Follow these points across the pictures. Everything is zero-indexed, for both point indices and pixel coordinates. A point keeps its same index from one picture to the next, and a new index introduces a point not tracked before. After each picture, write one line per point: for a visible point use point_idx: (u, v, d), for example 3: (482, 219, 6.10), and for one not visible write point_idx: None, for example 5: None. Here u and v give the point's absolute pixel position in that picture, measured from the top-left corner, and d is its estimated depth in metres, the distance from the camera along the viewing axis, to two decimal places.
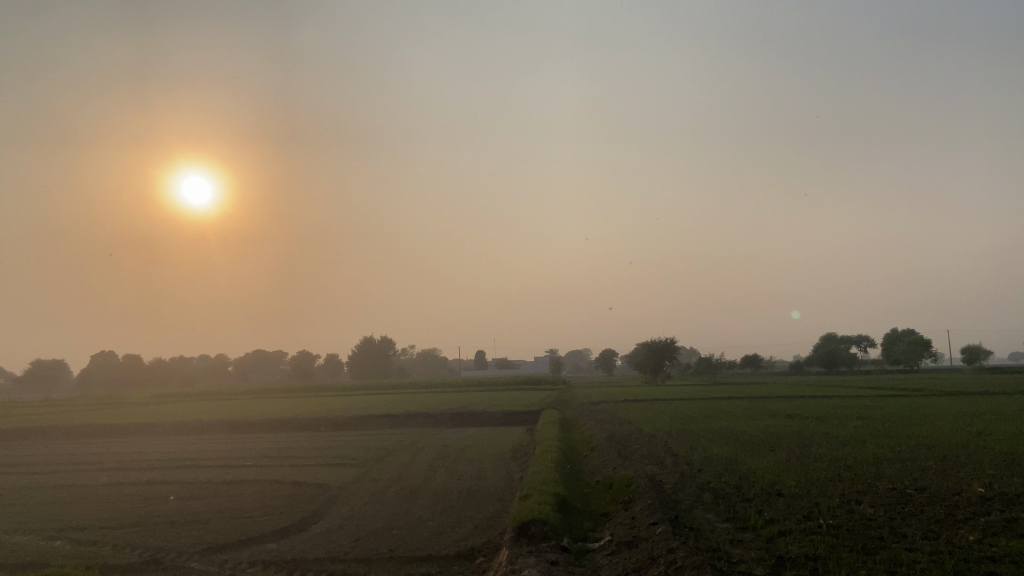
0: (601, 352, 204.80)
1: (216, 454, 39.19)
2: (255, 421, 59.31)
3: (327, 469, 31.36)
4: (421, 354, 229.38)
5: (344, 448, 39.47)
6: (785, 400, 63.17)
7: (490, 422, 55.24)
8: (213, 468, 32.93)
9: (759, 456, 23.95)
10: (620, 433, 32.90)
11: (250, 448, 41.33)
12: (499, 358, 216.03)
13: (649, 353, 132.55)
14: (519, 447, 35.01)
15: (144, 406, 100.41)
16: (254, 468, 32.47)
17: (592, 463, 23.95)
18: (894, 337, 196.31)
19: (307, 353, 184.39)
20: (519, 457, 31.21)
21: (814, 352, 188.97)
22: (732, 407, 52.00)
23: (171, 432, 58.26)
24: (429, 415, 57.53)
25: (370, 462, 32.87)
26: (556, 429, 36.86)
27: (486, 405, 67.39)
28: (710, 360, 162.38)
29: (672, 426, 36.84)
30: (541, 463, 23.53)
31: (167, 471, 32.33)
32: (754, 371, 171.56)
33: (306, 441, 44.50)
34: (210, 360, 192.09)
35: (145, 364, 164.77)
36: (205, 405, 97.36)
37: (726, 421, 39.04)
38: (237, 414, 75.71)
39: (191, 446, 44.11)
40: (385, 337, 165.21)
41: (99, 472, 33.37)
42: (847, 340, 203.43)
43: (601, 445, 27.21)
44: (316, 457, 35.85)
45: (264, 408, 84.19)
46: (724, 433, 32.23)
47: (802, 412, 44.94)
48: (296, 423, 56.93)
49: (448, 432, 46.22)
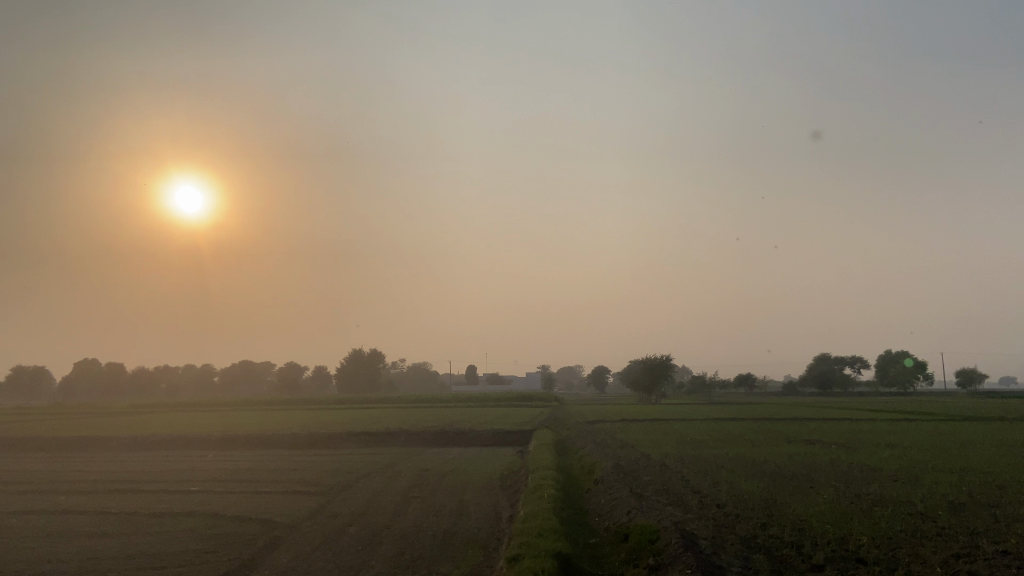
0: (593, 369, 200.07)
1: (166, 476, 34.49)
2: (222, 436, 54.41)
3: (284, 498, 26.94)
4: (412, 367, 225.32)
5: (311, 471, 34.89)
6: (795, 422, 58.70)
7: (477, 442, 50.86)
8: (151, 494, 28.45)
9: (805, 496, 19.59)
10: (626, 460, 28.58)
11: (207, 469, 36.73)
12: (490, 373, 211.14)
13: (644, 371, 127.96)
14: (508, 474, 30.63)
15: (115, 416, 94.97)
16: (198, 496, 27.97)
17: (598, 504, 19.50)
18: (889, 359, 192.35)
19: (295, 365, 179.27)
20: (508, 488, 26.76)
21: (808, 373, 185.00)
22: (741, 430, 47.72)
23: (131, 447, 53.30)
24: (411, 433, 52.84)
25: (334, 491, 28.38)
26: (551, 453, 32.42)
27: (474, 422, 62.81)
28: (703, 380, 158.12)
29: (683, 452, 32.49)
30: (535, 503, 19.02)
31: (96, 498, 27.76)
32: (749, 391, 167.09)
33: (269, 461, 39.86)
34: (195, 370, 186.47)
35: (127, 372, 159.20)
36: (178, 417, 92.15)
37: (741, 447, 34.81)
38: (208, 427, 70.81)
39: (142, 465, 39.32)
40: (374, 349, 160.17)
41: (18, 496, 28.77)
42: (841, 361, 200.11)
43: (607, 478, 22.73)
44: (275, 482, 31.34)
45: (242, 421, 79.13)
46: (747, 462, 27.81)
47: (819, 438, 40.77)
48: (267, 440, 52.12)
49: (430, 454, 41.73)
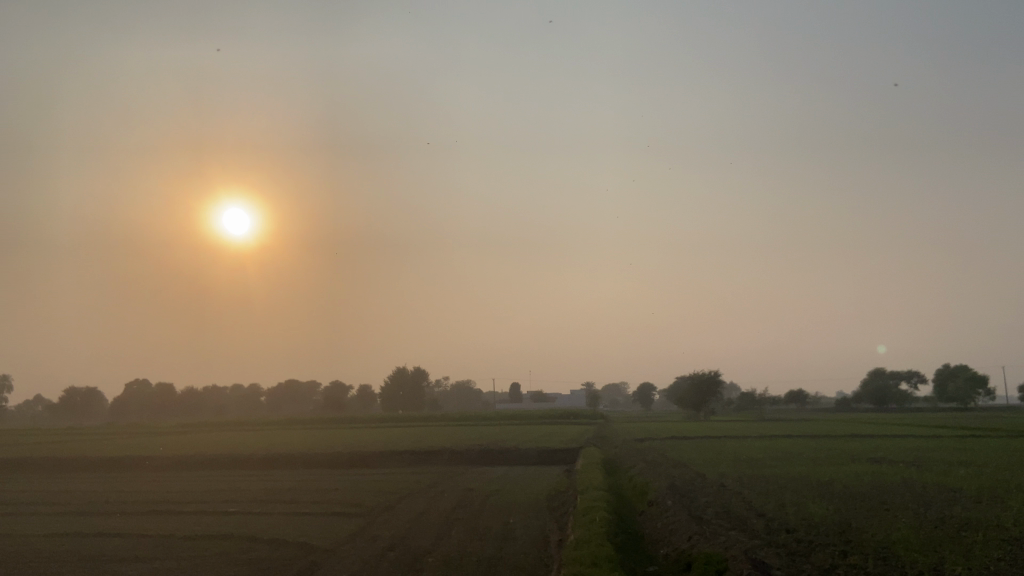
0: (638, 386, 197.01)
1: (207, 496, 34.01)
2: (264, 456, 53.93)
3: (325, 520, 26.05)
4: (456, 386, 224.72)
5: (352, 491, 34.04)
6: (852, 439, 56.11)
7: (522, 460, 49.56)
8: (189, 516, 27.78)
9: (883, 520, 17.91)
10: (681, 480, 27.03)
11: (248, 489, 36.11)
12: (534, 391, 209.22)
13: (692, 388, 125.02)
14: (556, 496, 29.36)
15: (163, 436, 95.71)
16: (236, 518, 27.26)
17: (655, 529, 18.10)
18: (947, 374, 185.55)
19: (340, 384, 180.00)
20: (556, 511, 25.48)
21: (862, 388, 179.43)
22: (797, 447, 45.61)
23: (176, 466, 53.16)
24: (454, 451, 51.75)
25: (376, 512, 27.41)
26: (600, 473, 30.88)
27: (517, 440, 61.57)
28: (753, 396, 154.20)
29: (739, 471, 30.75)
30: (585, 527, 17.70)
31: (133, 519, 27.19)
32: (801, 407, 162.43)
33: (310, 481, 39.09)
34: (243, 390, 188.44)
35: (177, 393, 161.50)
36: (224, 436, 92.49)
37: (802, 465, 32.85)
38: (252, 446, 70.61)
39: (184, 484, 38.98)
40: (418, 367, 159.89)
41: (55, 517, 28.39)
42: (896, 376, 193.90)
43: (662, 500, 21.30)
44: (316, 503, 30.53)
45: (287, 440, 79.00)
46: (810, 483, 26.07)
47: (884, 456, 38.48)
48: (309, 459, 51.47)
49: (473, 473, 40.54)
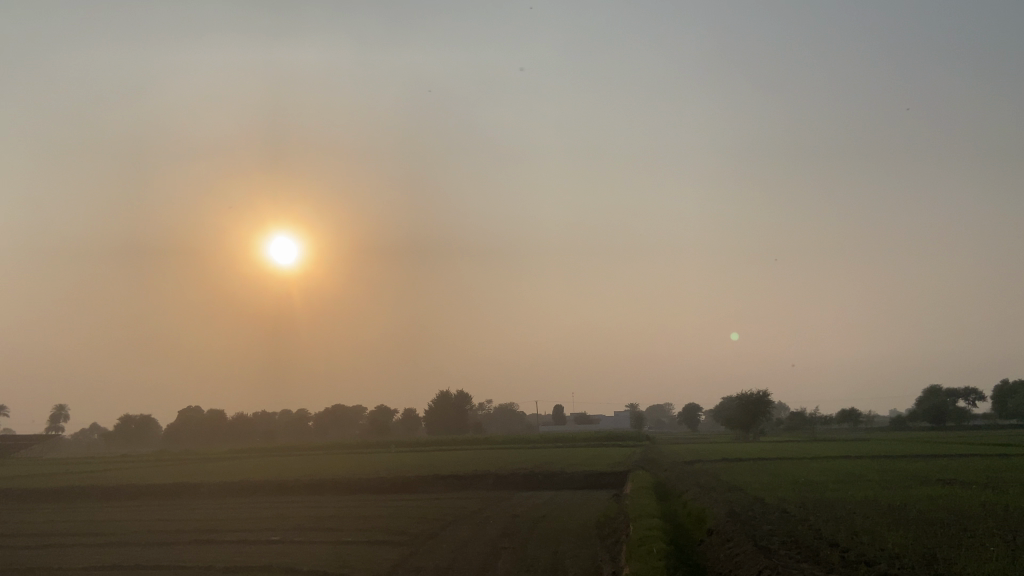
0: (685, 407, 193.32)
1: (251, 524, 33.40)
2: (307, 481, 53.33)
3: (366, 549, 25.15)
4: (500, 408, 223.44)
5: (395, 518, 33.12)
6: (915, 460, 53.45)
7: (569, 484, 48.18)
8: (230, 545, 27.19)
9: (970, 550, 16.30)
10: (740, 506, 25.52)
11: (291, 517, 35.48)
12: (578, 413, 206.83)
13: (741, 408, 121.81)
14: (608, 522, 28.02)
15: (210, 463, 96.12)
16: (277, 547, 26.54)
17: (718, 562, 16.70)
18: (1007, 390, 178.42)
19: (385, 409, 179.99)
20: (609, 539, 24.20)
21: (917, 407, 173.53)
22: (858, 468, 43.41)
23: (221, 494, 52.90)
24: (499, 475, 50.53)
25: (419, 541, 26.40)
26: (653, 498, 29.43)
27: (563, 463, 60.06)
28: (804, 416, 150.05)
29: (801, 495, 29.05)
30: (642, 560, 16.45)
31: (174, 550, 26.65)
32: (854, 426, 157.50)
33: (352, 507, 38.30)
34: (289, 416, 189.63)
35: (225, 419, 163.06)
36: (270, 461, 92.52)
37: (867, 488, 30.96)
38: (296, 471, 70.24)
39: (228, 512, 38.47)
40: (461, 391, 159.06)
41: (98, 548, 28.00)
42: (953, 393, 187.34)
43: (723, 527, 19.94)
44: (358, 532, 29.63)
45: (331, 465, 78.60)
46: (882, 508, 24.32)
47: (953, 476, 36.30)
48: (351, 485, 50.74)
49: (518, 498, 39.30)
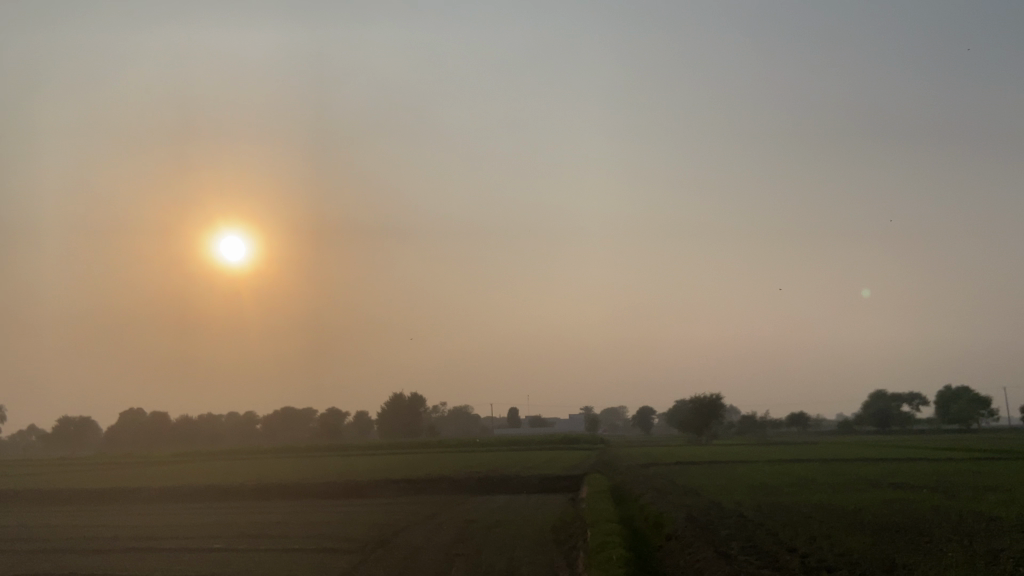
0: (638, 410, 194.68)
1: (193, 531, 32.04)
2: (254, 486, 51.85)
3: (314, 557, 24.19)
4: (454, 411, 222.25)
5: (345, 525, 32.12)
6: (863, 463, 54.27)
7: (523, 488, 47.70)
8: (170, 553, 26.04)
9: (929, 555, 16.20)
10: (697, 510, 25.34)
11: (237, 523, 34.30)
12: (533, 416, 206.84)
13: (694, 411, 122.95)
14: (564, 527, 27.61)
15: (153, 466, 93.27)
16: (220, 556, 25.43)
17: (677, 568, 16.36)
18: (948, 396, 183.65)
19: (337, 412, 177.46)
20: (565, 545, 23.75)
21: (863, 411, 177.53)
22: (810, 472, 43.81)
23: (164, 498, 51.14)
24: (453, 479, 49.81)
25: (369, 548, 25.50)
26: (610, 502, 29.15)
27: (518, 467, 59.53)
28: (754, 420, 152.24)
29: (756, 499, 29.01)
30: (602, 566, 16.01)
31: (110, 558, 25.42)
32: (803, 430, 160.30)
33: (301, 513, 37.23)
34: (239, 418, 185.69)
35: (171, 422, 158.85)
36: (217, 465, 90.13)
37: (820, 492, 31.12)
38: (244, 476, 68.41)
39: (171, 519, 36.95)
40: (416, 394, 157.61)
41: (28, 556, 26.58)
42: (897, 398, 192.22)
43: (681, 532, 19.66)
44: (306, 539, 28.59)
45: (280, 469, 76.88)
46: (836, 512, 24.37)
47: (902, 480, 36.75)
48: (301, 490, 49.50)
49: (472, 502, 38.68)
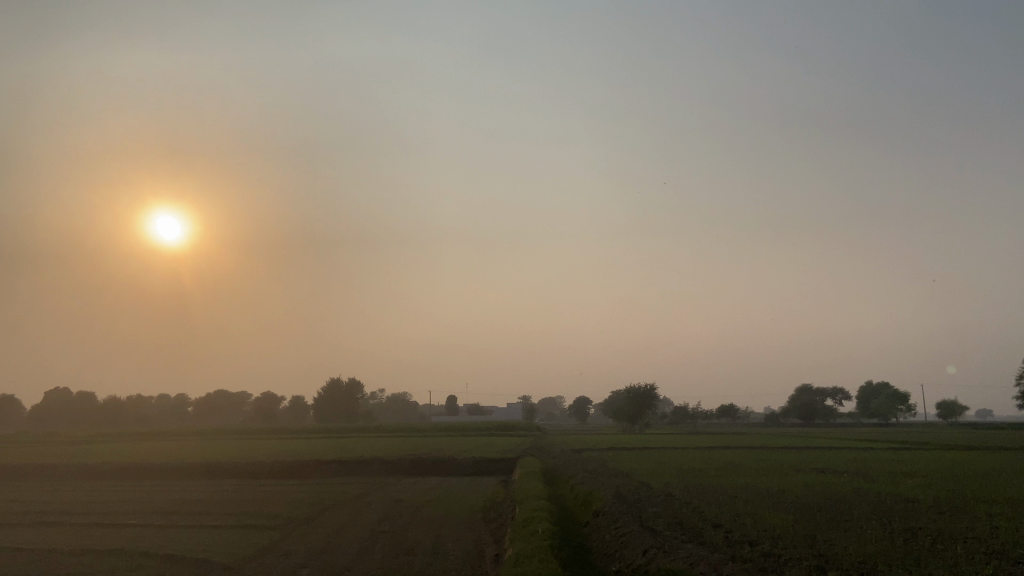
0: (575, 400, 196.32)
1: (108, 507, 30.74)
2: (178, 465, 50.16)
3: (233, 533, 23.40)
4: (391, 397, 220.52)
5: (270, 502, 31.26)
6: (789, 451, 55.52)
7: (456, 471, 47.30)
8: (80, 528, 24.87)
9: (850, 531, 16.38)
10: (626, 489, 25.36)
11: (156, 500, 33.05)
12: (470, 404, 206.57)
13: (628, 401, 124.40)
14: (492, 507, 27.33)
15: (75, 445, 89.78)
16: (133, 531, 24.37)
17: (603, 542, 16.18)
18: (870, 391, 190.18)
19: (271, 396, 174.06)
20: (493, 523, 23.49)
21: (790, 404, 182.55)
22: (737, 458, 44.51)
23: (82, 476, 49.09)
24: (384, 461, 49.07)
25: (292, 525, 24.80)
26: (540, 482, 29.00)
27: (451, 450, 59.11)
28: (686, 411, 155.06)
29: (684, 481, 29.23)
30: (527, 540, 15.68)
31: (14, 533, 24.08)
32: (732, 421, 164.01)
33: (225, 492, 36.10)
34: (168, 401, 180.48)
35: (96, 402, 153.42)
36: (142, 445, 87.25)
37: (747, 476, 31.50)
38: (169, 455, 66.31)
39: (85, 495, 35.40)
40: (353, 379, 155.58)
41: None
42: (822, 392, 198.35)
43: (608, 510, 19.51)
44: (227, 516, 27.68)
45: (208, 450, 74.85)
46: (761, 492, 24.70)
47: (825, 467, 37.62)
48: (227, 470, 48.10)
49: (402, 483, 38.13)
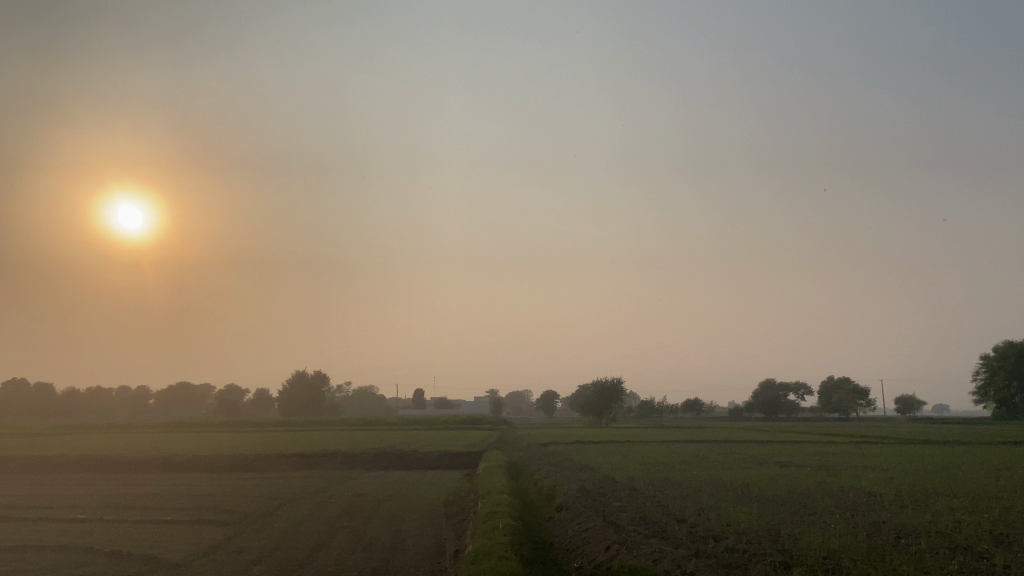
0: (542, 394, 196.49)
1: (58, 502, 29.73)
2: (134, 459, 48.91)
3: (187, 529, 22.64)
4: (358, 391, 218.85)
5: (227, 497, 30.49)
6: (752, 445, 55.89)
7: (420, 465, 46.79)
8: (25, 523, 23.96)
9: (814, 526, 16.21)
10: (590, 483, 25.09)
11: (109, 495, 32.06)
12: (437, 398, 205.71)
13: (595, 395, 124.69)
14: (455, 501, 26.90)
15: (29, 438, 87.42)
16: (80, 526, 23.50)
17: (565, 538, 15.82)
18: (832, 386, 193.14)
19: (235, 389, 171.59)
20: (455, 517, 23.08)
21: (754, 399, 184.64)
22: (702, 452, 44.60)
23: (34, 470, 47.67)
24: (347, 454, 48.34)
25: (247, 520, 24.07)
26: (504, 477, 28.64)
27: (416, 444, 58.56)
28: (652, 405, 156.02)
29: (648, 475, 29.07)
30: (487, 536, 15.27)
31: None
32: (697, 416, 165.47)
33: (181, 486, 35.17)
34: (129, 393, 176.98)
35: (54, 394, 149.92)
36: (99, 438, 85.26)
37: (711, 470, 31.43)
38: (125, 449, 64.78)
39: (36, 489, 34.26)
40: (318, 372, 153.91)
41: None
42: (785, 388, 201.02)
43: (572, 504, 19.20)
44: (181, 511, 26.89)
45: (168, 443, 73.33)
46: (726, 486, 24.58)
47: (788, 460, 37.76)
48: (185, 464, 47.00)
49: (364, 477, 37.50)
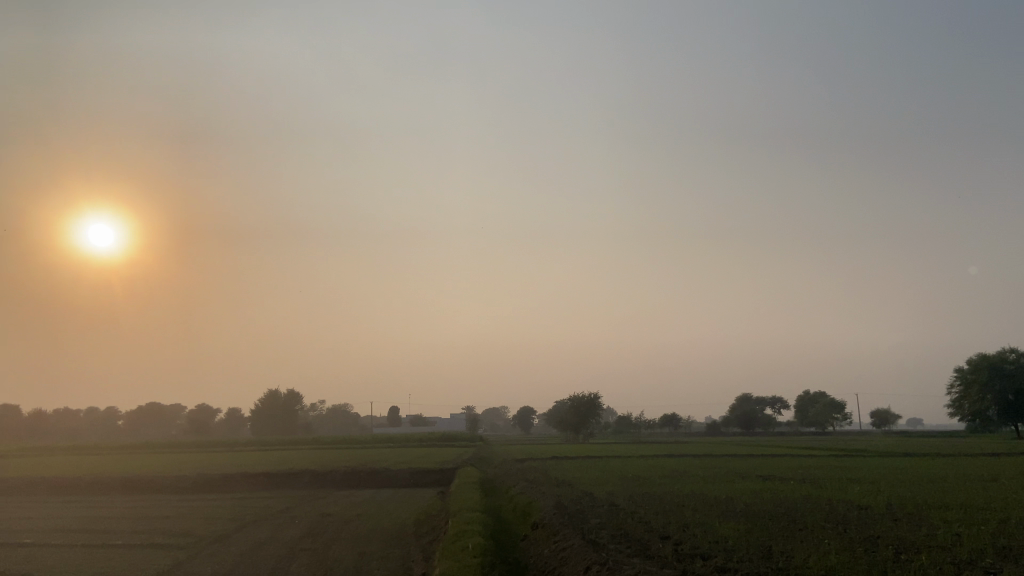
0: (519, 410, 194.79)
1: (2, 525, 28.05)
2: (93, 479, 46.86)
3: (136, 554, 21.14)
4: (333, 409, 215.72)
5: (185, 519, 28.90)
6: (731, 460, 54.99)
7: (392, 482, 45.31)
8: None
9: (806, 542, 15.13)
10: (567, 499, 23.90)
11: (60, 518, 30.33)
12: (413, 415, 203.15)
13: (572, 410, 123.39)
14: (426, 521, 25.57)
15: None
16: (21, 552, 21.91)
17: (542, 559, 14.61)
18: (808, 400, 193.60)
19: (207, 409, 168.08)
20: (425, 538, 21.80)
21: (730, 413, 184.41)
22: (681, 466, 43.58)
23: None
24: (317, 473, 46.70)
25: (202, 544, 22.58)
26: (477, 494, 27.28)
27: (388, 462, 56.93)
28: (629, 421, 155.11)
29: (628, 490, 27.93)
30: (455, 558, 13.99)
31: None
32: (674, 431, 164.55)
33: (139, 508, 33.43)
34: (97, 414, 172.71)
35: (19, 416, 145.73)
36: (62, 460, 82.39)
37: (692, 484, 30.35)
38: (86, 470, 62.37)
39: None
40: (292, 391, 151.14)
41: None
42: (761, 402, 201.29)
43: (549, 521, 17.99)
44: (135, 534, 25.31)
45: (133, 464, 70.95)
46: (708, 501, 23.52)
47: (769, 474, 36.77)
48: (146, 485, 45.03)
49: (332, 496, 35.99)
